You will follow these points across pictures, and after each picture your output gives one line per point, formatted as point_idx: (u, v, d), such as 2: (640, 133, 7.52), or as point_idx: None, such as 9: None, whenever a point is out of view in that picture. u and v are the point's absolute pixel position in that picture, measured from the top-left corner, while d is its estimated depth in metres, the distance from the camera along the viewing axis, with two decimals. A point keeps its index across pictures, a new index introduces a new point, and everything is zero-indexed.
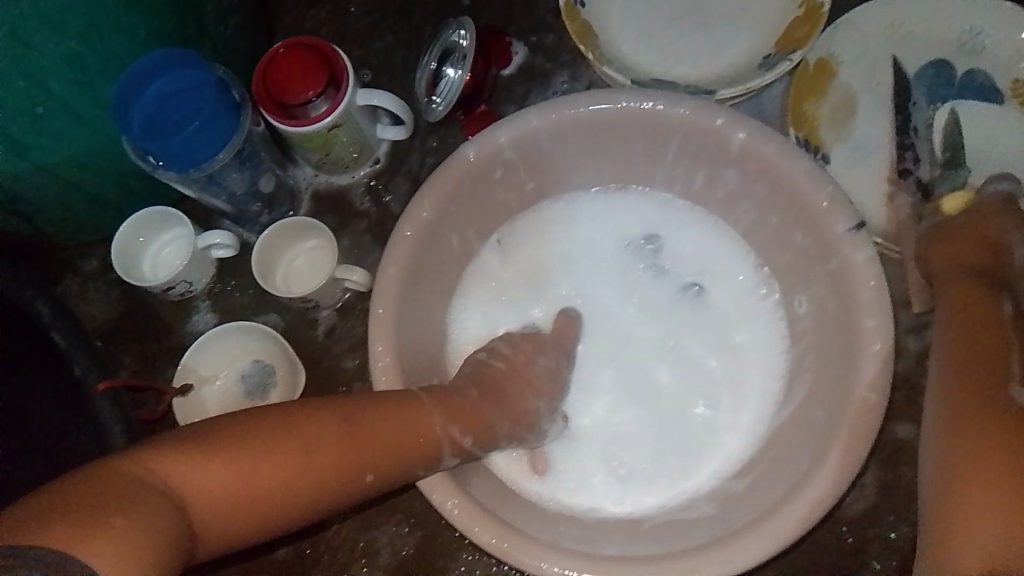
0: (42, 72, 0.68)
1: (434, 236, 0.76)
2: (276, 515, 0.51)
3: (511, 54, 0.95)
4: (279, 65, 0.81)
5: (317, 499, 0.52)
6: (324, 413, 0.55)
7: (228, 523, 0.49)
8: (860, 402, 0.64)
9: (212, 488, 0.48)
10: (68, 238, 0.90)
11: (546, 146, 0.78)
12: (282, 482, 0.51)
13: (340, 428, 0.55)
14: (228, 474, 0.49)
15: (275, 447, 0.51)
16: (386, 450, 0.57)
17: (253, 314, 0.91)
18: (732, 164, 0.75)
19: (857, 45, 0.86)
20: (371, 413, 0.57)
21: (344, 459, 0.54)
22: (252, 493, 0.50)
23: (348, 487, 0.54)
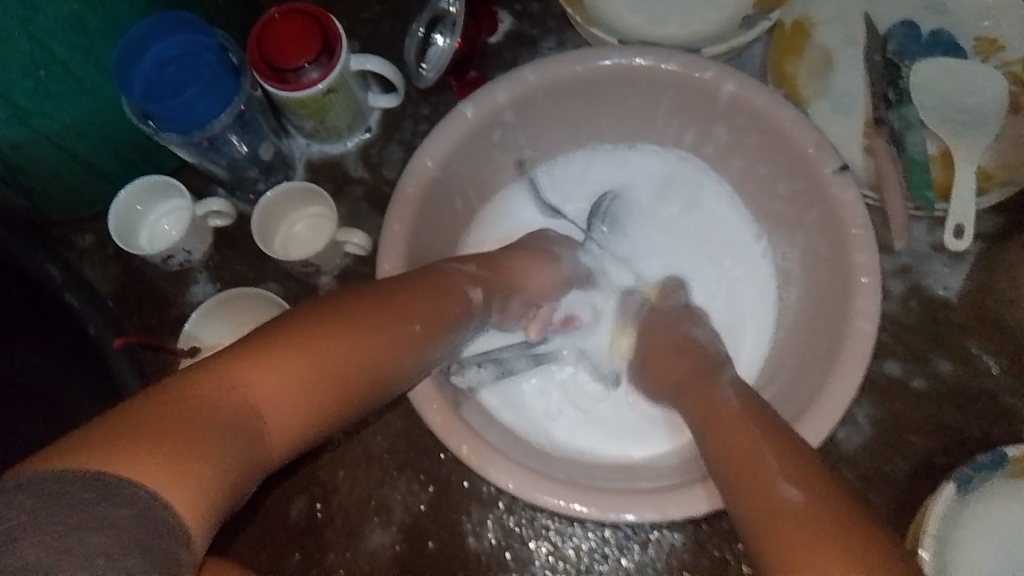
0: (48, 34, 0.68)
1: (436, 193, 0.78)
2: (326, 417, 0.50)
3: (498, 21, 0.97)
4: (273, 34, 0.82)
5: (358, 391, 0.52)
6: (335, 312, 0.53)
7: (269, 440, 0.47)
8: (853, 333, 0.68)
9: (243, 406, 0.45)
10: (62, 210, 0.89)
11: (540, 104, 0.80)
12: (316, 383, 0.49)
13: (353, 321, 0.53)
14: (255, 390, 0.46)
15: (299, 355, 0.49)
16: (413, 329, 0.56)
17: (254, 282, 0.91)
18: (720, 118, 0.79)
19: (831, 7, 0.90)
20: (394, 294, 0.57)
21: (377, 343, 0.53)
22: (284, 405, 0.47)
23: (389, 371, 0.54)
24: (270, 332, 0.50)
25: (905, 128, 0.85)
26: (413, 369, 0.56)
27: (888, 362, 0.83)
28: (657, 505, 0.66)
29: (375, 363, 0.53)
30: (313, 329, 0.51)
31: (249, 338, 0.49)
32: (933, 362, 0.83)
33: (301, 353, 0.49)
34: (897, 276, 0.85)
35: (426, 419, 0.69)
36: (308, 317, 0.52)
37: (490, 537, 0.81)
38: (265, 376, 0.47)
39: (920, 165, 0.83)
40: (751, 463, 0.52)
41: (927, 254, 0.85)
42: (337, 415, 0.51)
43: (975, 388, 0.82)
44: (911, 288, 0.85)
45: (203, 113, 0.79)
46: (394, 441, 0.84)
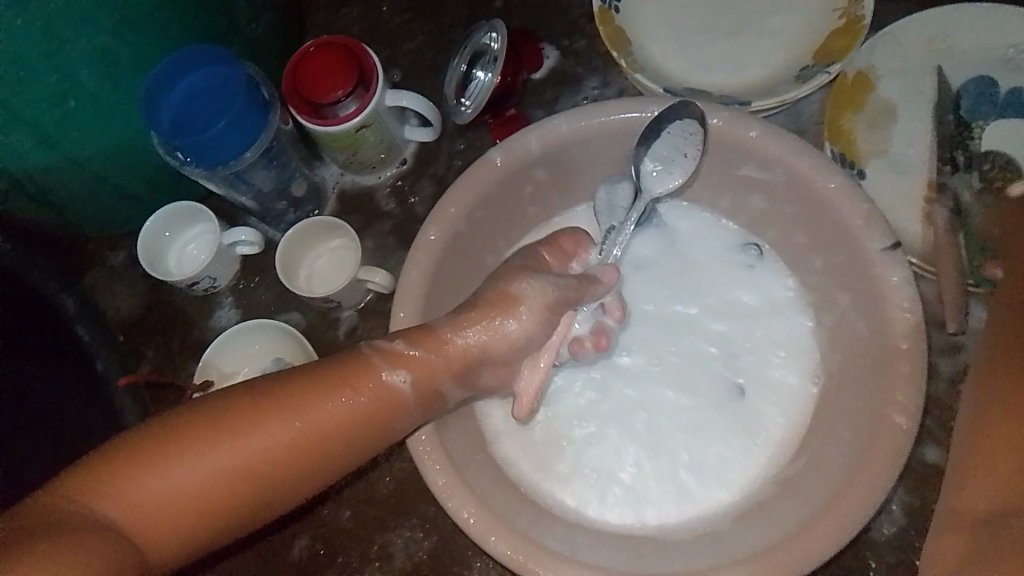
0: (75, 69, 0.69)
1: (457, 242, 0.75)
2: (189, 523, 0.49)
3: (542, 57, 0.94)
4: (308, 65, 0.81)
5: (246, 488, 0.51)
6: (230, 410, 0.51)
7: (171, 534, 0.48)
8: (889, 428, 0.62)
9: (125, 507, 0.47)
10: (98, 229, 0.91)
11: (574, 153, 0.77)
12: (190, 488, 0.49)
13: (245, 420, 0.51)
14: (119, 497, 0.47)
15: (169, 461, 0.48)
16: (323, 421, 0.53)
17: (276, 311, 0.91)
18: (756, 191, 0.76)
19: (895, 61, 0.84)
20: (301, 382, 0.54)
21: (274, 437, 0.52)
22: (144, 511, 0.47)
23: (296, 467, 0.53)
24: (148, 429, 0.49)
25: (969, 197, 0.78)
26: (330, 463, 0.54)
27: (930, 449, 0.77)
28: None
29: (279, 463, 0.52)
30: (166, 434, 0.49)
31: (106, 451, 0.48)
32: None
33: (144, 459, 0.48)
34: (946, 355, 0.79)
35: (426, 478, 0.67)
36: (205, 412, 0.51)
37: None
38: (105, 491, 0.46)
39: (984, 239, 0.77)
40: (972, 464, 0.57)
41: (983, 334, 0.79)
42: (222, 518, 0.50)
43: None
44: (961, 368, 0.79)
45: (229, 149, 0.77)
46: (400, 485, 0.82)
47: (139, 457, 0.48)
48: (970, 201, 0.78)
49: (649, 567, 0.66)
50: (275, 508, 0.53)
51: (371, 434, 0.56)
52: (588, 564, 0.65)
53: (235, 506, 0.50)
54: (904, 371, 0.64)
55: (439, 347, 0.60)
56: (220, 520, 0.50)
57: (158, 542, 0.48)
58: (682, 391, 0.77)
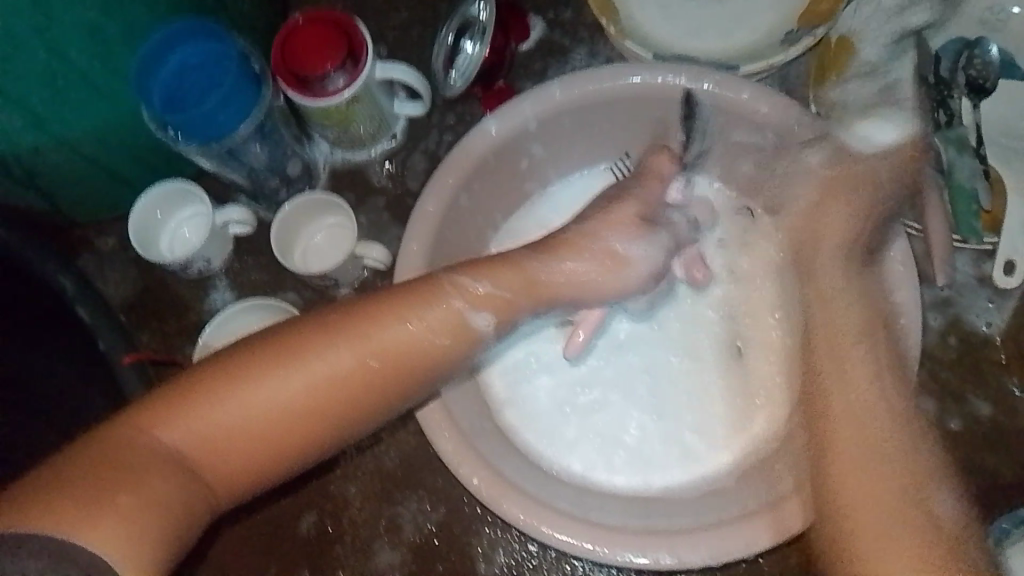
0: (64, 43, 0.68)
1: (455, 213, 0.75)
2: (261, 458, 0.50)
3: (528, 29, 0.94)
4: (297, 38, 0.81)
5: (310, 425, 0.52)
6: (303, 343, 0.53)
7: (240, 467, 0.50)
8: (888, 379, 0.64)
9: (196, 441, 0.49)
10: (86, 213, 0.90)
11: (568, 121, 0.78)
12: (265, 420, 0.50)
13: (318, 352, 0.53)
14: (197, 428, 0.49)
15: (245, 393, 0.50)
16: (404, 357, 0.56)
17: (272, 291, 0.90)
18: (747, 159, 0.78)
19: (876, 23, 0.84)
20: (376, 310, 0.56)
21: (338, 373, 0.53)
22: (218, 445, 0.49)
23: (363, 401, 0.54)
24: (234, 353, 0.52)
25: None
26: (387, 398, 0.55)
27: (923, 400, 0.80)
28: (671, 549, 0.64)
29: (348, 395, 0.53)
30: (242, 366, 0.51)
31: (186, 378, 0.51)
32: (971, 402, 0.80)
33: (223, 392, 0.50)
34: (936, 311, 0.82)
35: (436, 446, 0.68)
36: (277, 346, 0.53)
37: (500, 560, 0.80)
38: (184, 420, 0.49)
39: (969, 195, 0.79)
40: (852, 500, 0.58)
41: (969, 288, 0.82)
42: (295, 454, 0.52)
43: (1015, 427, 0.79)
44: (951, 322, 0.81)
45: (224, 125, 0.77)
46: (406, 459, 0.83)
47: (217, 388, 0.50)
48: None
49: (658, 522, 0.67)
50: (343, 440, 0.55)
51: (425, 369, 0.57)
52: (599, 523, 0.66)
53: (310, 439, 0.52)
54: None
55: (509, 279, 0.63)
56: (295, 451, 0.52)
57: (225, 476, 0.49)
58: (682, 352, 0.79)
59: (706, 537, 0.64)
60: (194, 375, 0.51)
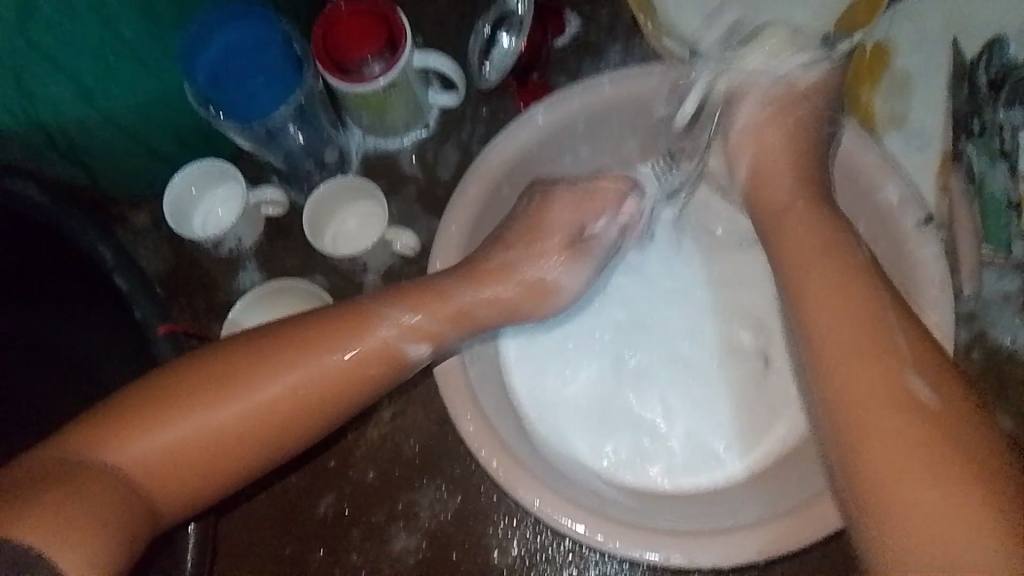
0: (116, 19, 0.70)
1: (494, 200, 0.78)
2: (189, 475, 0.56)
3: (565, 26, 0.95)
4: (337, 25, 0.82)
5: (236, 446, 0.58)
6: (232, 371, 0.59)
7: (172, 487, 0.56)
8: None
9: (133, 462, 0.54)
10: (123, 188, 0.91)
11: (610, 117, 0.79)
12: (197, 443, 0.56)
13: (246, 382, 0.58)
14: (133, 451, 0.55)
15: (176, 417, 0.56)
16: (329, 385, 0.61)
17: (302, 274, 0.92)
18: None
19: (915, 36, 0.86)
20: (306, 337, 0.62)
21: (264, 398, 0.58)
22: (148, 465, 0.55)
23: (290, 423, 0.60)
24: (166, 380, 0.58)
25: (986, 163, 0.80)
26: (318, 420, 0.61)
27: None
28: (683, 549, 0.64)
29: (275, 419, 0.59)
30: (175, 391, 0.57)
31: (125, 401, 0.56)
32: (993, 417, 0.80)
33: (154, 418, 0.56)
34: (963, 322, 0.82)
35: (459, 428, 0.69)
36: (209, 374, 0.58)
37: (515, 550, 0.80)
38: (125, 440, 0.55)
39: (1003, 207, 0.79)
40: (883, 449, 0.51)
41: (998, 302, 0.82)
42: (224, 472, 0.58)
43: None
44: (977, 335, 0.81)
45: (266, 104, 0.78)
46: (425, 446, 0.84)
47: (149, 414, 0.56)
48: (985, 168, 0.80)
49: (667, 523, 0.68)
50: (271, 461, 0.61)
51: (355, 395, 0.63)
52: (616, 518, 0.66)
53: (239, 460, 0.58)
54: (939, 338, 0.65)
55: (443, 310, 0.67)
56: (225, 472, 0.58)
57: (162, 493, 0.56)
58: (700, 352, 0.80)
59: (721, 542, 0.64)
60: (127, 402, 0.57)
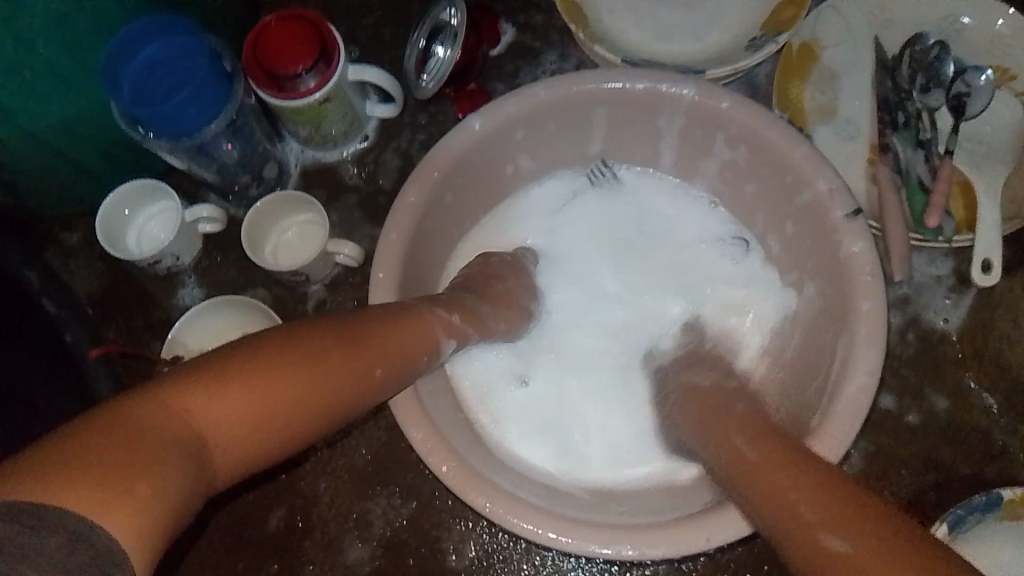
0: (34, 36, 0.68)
1: (434, 206, 0.77)
2: (261, 449, 0.47)
3: (501, 32, 0.95)
4: (269, 37, 0.81)
5: (312, 424, 0.50)
6: (322, 342, 0.52)
7: (244, 457, 0.47)
8: (849, 386, 0.66)
9: (215, 428, 0.45)
10: (53, 208, 0.89)
11: (547, 120, 0.79)
12: (281, 414, 0.48)
13: (342, 354, 0.52)
14: (224, 413, 0.45)
15: (264, 380, 0.47)
16: (391, 369, 0.57)
17: (242, 288, 0.90)
18: (710, 155, 0.81)
19: (839, 31, 0.88)
20: (374, 321, 0.57)
21: (357, 376, 0.53)
22: (228, 435, 0.45)
23: (356, 404, 0.53)
24: (249, 344, 0.49)
25: (910, 152, 0.83)
26: (372, 407, 0.56)
27: (884, 395, 0.83)
28: (633, 542, 0.64)
29: (349, 398, 0.53)
30: (263, 352, 0.48)
31: (224, 356, 0.47)
32: (929, 397, 0.83)
33: (257, 382, 0.47)
34: (896, 308, 0.85)
35: (407, 435, 0.68)
36: (298, 341, 0.50)
37: (470, 555, 0.80)
38: (221, 399, 0.45)
39: (917, 188, 0.82)
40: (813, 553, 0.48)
41: (927, 286, 0.84)
42: (287, 445, 0.50)
43: (970, 420, 0.82)
44: (909, 319, 0.84)
45: (194, 119, 0.77)
46: (376, 457, 0.83)
47: (238, 375, 0.46)
48: (908, 157, 0.82)
49: (613, 517, 0.69)
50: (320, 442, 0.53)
51: (402, 382, 0.59)
52: (562, 514, 0.67)
53: (303, 438, 0.50)
54: (872, 326, 0.67)
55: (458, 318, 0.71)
56: (284, 448, 0.50)
57: (229, 463, 0.46)
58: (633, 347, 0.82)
59: (667, 532, 0.64)
60: (203, 360, 0.46)
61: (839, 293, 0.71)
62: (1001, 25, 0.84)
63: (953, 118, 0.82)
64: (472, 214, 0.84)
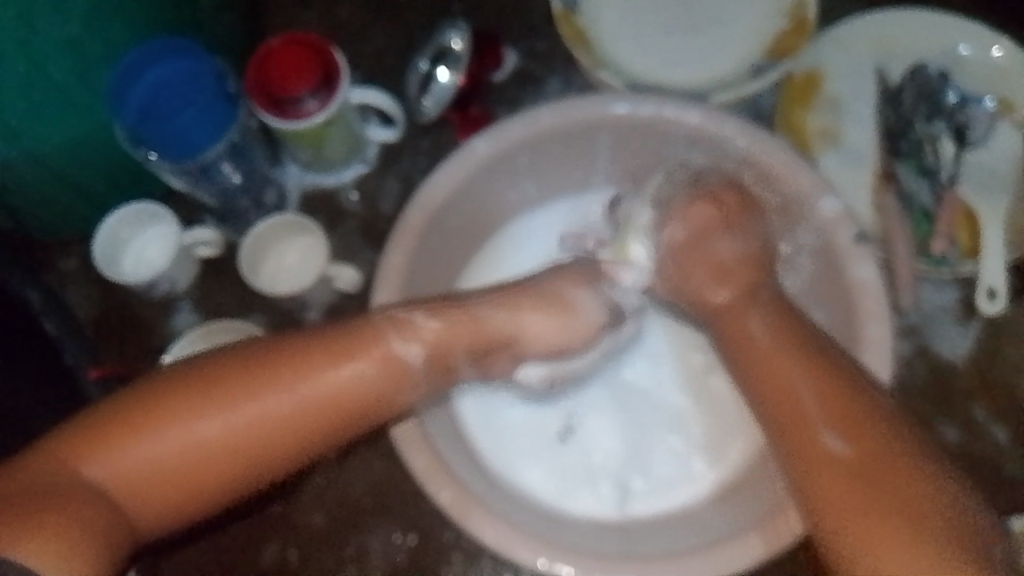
0: (45, 59, 0.67)
1: (436, 230, 0.77)
2: (176, 487, 0.57)
3: (503, 59, 0.94)
4: (272, 60, 0.80)
5: (223, 460, 0.58)
6: (228, 384, 0.59)
7: (157, 494, 0.57)
8: None
9: (118, 470, 0.55)
10: (48, 231, 0.87)
11: (552, 146, 0.79)
12: (184, 453, 0.57)
13: (252, 395, 0.59)
14: (127, 456, 0.55)
15: (161, 426, 0.57)
16: (323, 400, 0.61)
17: (240, 314, 0.88)
18: None
19: (840, 60, 0.87)
20: (309, 349, 0.62)
21: (268, 415, 0.59)
22: (132, 476, 0.55)
23: (279, 438, 0.59)
24: (160, 389, 0.58)
25: (915, 180, 0.84)
26: (312, 438, 0.61)
27: None
28: (642, 573, 0.65)
29: (266, 433, 0.59)
30: (168, 399, 0.58)
31: (121, 408, 0.57)
32: (937, 428, 0.82)
33: (152, 429, 0.56)
34: (903, 336, 0.84)
35: (408, 461, 0.68)
36: (202, 384, 0.59)
37: None
38: (119, 448, 0.55)
39: (921, 216, 0.83)
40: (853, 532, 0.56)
41: (934, 315, 0.84)
42: (209, 483, 0.58)
43: (977, 451, 0.81)
44: (917, 348, 0.83)
45: (197, 141, 0.79)
46: (374, 488, 0.81)
47: (138, 420, 0.56)
48: (913, 185, 0.83)
49: (617, 548, 0.69)
50: (253, 480, 0.60)
51: (351, 420, 0.63)
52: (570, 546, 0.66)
53: (222, 476, 0.58)
54: (876, 351, 0.69)
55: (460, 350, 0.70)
56: (208, 488, 0.58)
57: (142, 500, 0.56)
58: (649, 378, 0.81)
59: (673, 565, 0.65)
60: (113, 408, 0.57)
61: (849, 319, 0.71)
62: (1001, 57, 0.84)
63: (955, 146, 0.83)
64: (477, 238, 0.84)
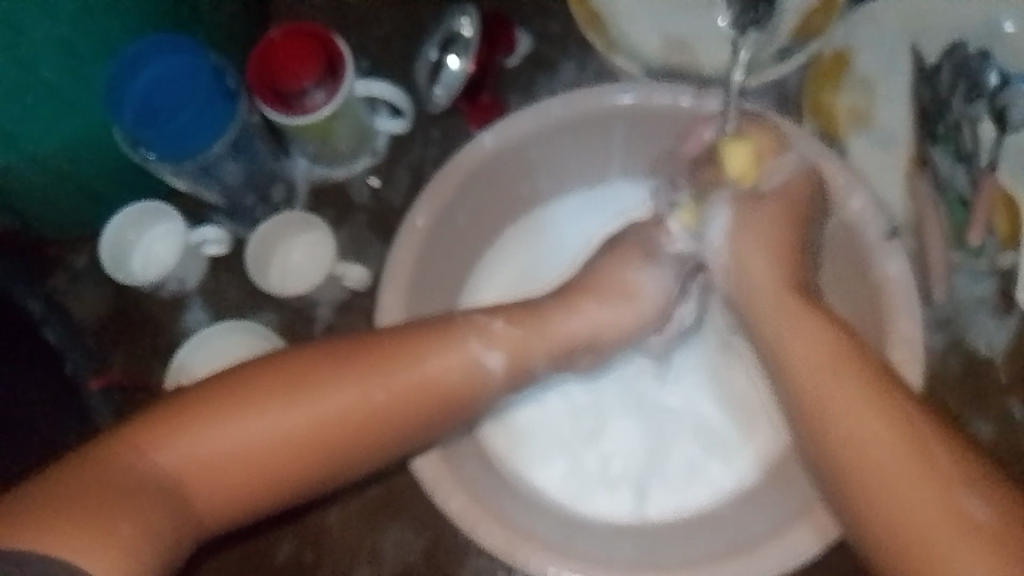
0: (36, 61, 0.67)
1: (443, 229, 0.74)
2: (241, 486, 0.57)
3: (515, 41, 0.90)
4: (273, 54, 0.78)
5: (289, 463, 0.58)
6: (293, 384, 0.59)
7: (223, 492, 0.57)
8: None
9: (182, 467, 0.56)
10: (58, 231, 0.87)
11: (564, 136, 0.76)
12: (250, 453, 0.57)
13: (318, 397, 0.59)
14: (191, 454, 0.56)
15: (226, 425, 0.57)
16: (388, 404, 0.61)
17: (250, 311, 0.87)
18: None
19: (874, 39, 0.82)
20: (374, 353, 0.62)
21: (334, 417, 0.59)
22: (196, 472, 0.56)
23: (344, 442, 0.60)
24: (225, 388, 0.59)
25: (950, 166, 0.78)
26: (376, 443, 0.61)
27: None
28: None
29: (332, 435, 0.59)
30: (234, 399, 0.58)
31: (187, 406, 0.58)
32: (971, 426, 0.78)
33: (218, 428, 0.57)
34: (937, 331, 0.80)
35: (418, 470, 0.66)
36: (268, 386, 0.59)
37: None
38: (184, 443, 0.56)
39: (957, 205, 0.77)
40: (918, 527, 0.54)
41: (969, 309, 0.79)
42: (275, 484, 0.58)
43: (1013, 451, 0.77)
44: (951, 342, 0.79)
45: (197, 140, 0.76)
46: (387, 488, 0.80)
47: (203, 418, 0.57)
48: (948, 171, 0.78)
49: (629, 554, 0.67)
50: (317, 482, 0.60)
51: (417, 424, 0.62)
52: (581, 554, 0.65)
53: (288, 477, 0.59)
54: (908, 351, 0.65)
55: None
56: (272, 488, 0.58)
57: (208, 497, 0.56)
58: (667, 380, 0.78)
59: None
60: (179, 404, 0.58)
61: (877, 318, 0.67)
62: None
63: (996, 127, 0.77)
64: (486, 234, 0.81)
